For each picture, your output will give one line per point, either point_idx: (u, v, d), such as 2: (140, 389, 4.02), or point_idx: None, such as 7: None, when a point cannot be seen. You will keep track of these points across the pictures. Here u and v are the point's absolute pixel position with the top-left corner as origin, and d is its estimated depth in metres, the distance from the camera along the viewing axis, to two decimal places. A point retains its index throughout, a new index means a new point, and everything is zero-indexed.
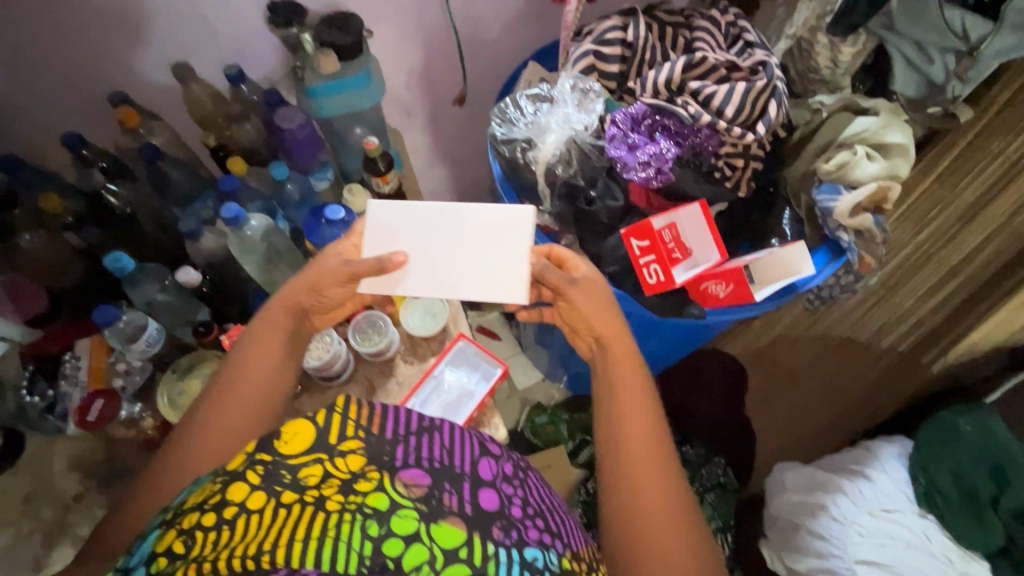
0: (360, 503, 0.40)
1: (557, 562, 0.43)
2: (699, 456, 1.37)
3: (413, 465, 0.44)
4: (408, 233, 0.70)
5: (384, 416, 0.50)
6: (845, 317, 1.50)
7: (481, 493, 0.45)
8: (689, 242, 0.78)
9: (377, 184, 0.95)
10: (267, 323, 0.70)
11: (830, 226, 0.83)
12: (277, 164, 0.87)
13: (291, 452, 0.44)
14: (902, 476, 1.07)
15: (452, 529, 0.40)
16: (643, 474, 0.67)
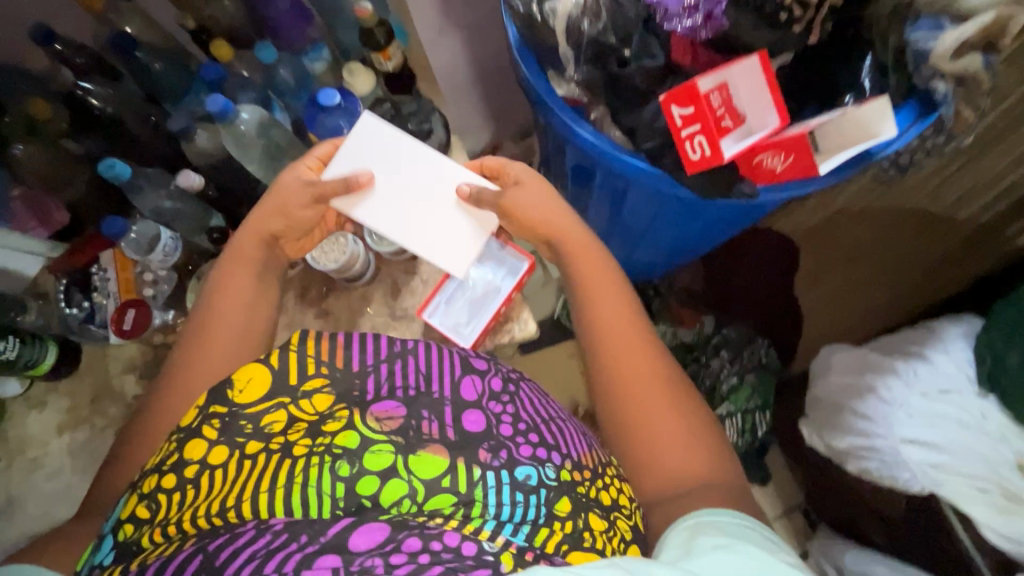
0: (331, 444, 0.47)
1: (553, 474, 0.51)
2: (740, 336, 1.38)
3: (387, 397, 0.51)
4: (380, 163, 0.77)
5: (350, 345, 0.54)
6: (919, 186, 1.35)
7: (466, 416, 0.52)
8: (742, 107, 0.67)
9: (378, 61, 0.84)
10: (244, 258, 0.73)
11: (923, 74, 0.68)
12: (264, 46, 0.77)
13: (247, 402, 0.49)
14: (964, 357, 1.00)
15: (434, 462, 0.47)
16: (628, 367, 0.70)
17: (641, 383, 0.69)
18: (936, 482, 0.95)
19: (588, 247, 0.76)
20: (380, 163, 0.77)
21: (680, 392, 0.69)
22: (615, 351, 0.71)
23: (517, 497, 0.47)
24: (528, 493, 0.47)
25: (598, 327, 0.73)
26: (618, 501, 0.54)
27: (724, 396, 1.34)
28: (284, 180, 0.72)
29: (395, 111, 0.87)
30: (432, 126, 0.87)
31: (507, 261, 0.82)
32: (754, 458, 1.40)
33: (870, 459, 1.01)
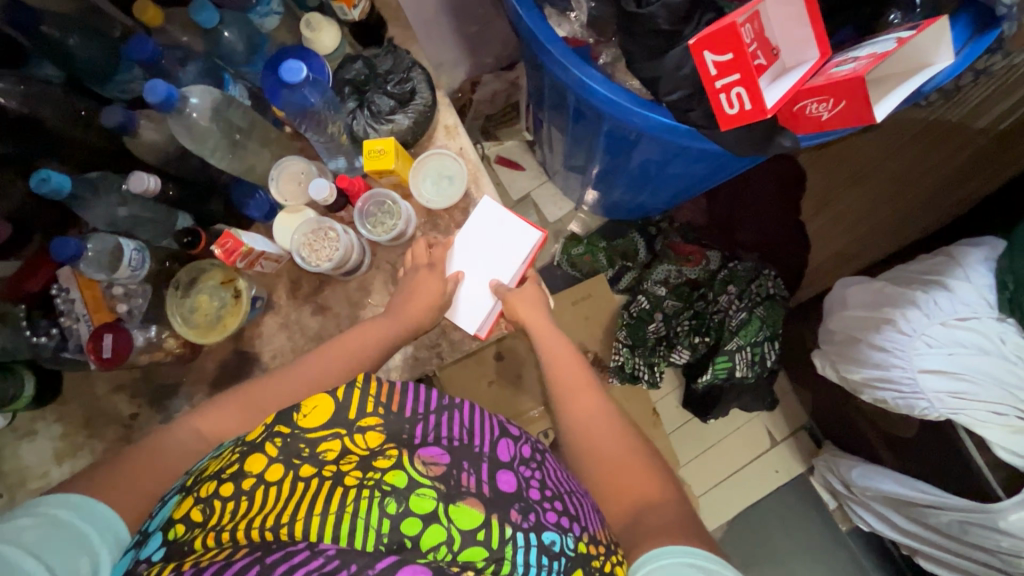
0: (380, 480, 0.43)
1: (574, 545, 0.46)
2: (748, 270, 1.33)
3: (432, 444, 0.48)
4: (486, 240, 0.76)
5: (405, 393, 0.53)
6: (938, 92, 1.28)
7: (499, 475, 0.48)
8: (773, 38, 0.58)
9: (342, 10, 0.72)
10: (372, 326, 0.70)
11: None
12: (202, 6, 0.64)
13: (310, 426, 0.47)
14: (985, 283, 0.99)
15: (471, 511, 0.43)
16: (589, 421, 0.66)
17: (599, 428, 0.65)
18: (954, 409, 0.95)
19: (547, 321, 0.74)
20: (483, 239, 0.76)
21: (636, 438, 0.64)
22: (573, 402, 0.68)
23: (543, 561, 0.43)
24: (552, 559, 0.43)
25: (553, 377, 0.70)
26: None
27: (733, 332, 1.29)
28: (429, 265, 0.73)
29: (368, 69, 0.75)
30: (414, 85, 0.74)
31: (513, 231, 0.75)
32: (763, 388, 1.38)
33: (885, 387, 1.01)
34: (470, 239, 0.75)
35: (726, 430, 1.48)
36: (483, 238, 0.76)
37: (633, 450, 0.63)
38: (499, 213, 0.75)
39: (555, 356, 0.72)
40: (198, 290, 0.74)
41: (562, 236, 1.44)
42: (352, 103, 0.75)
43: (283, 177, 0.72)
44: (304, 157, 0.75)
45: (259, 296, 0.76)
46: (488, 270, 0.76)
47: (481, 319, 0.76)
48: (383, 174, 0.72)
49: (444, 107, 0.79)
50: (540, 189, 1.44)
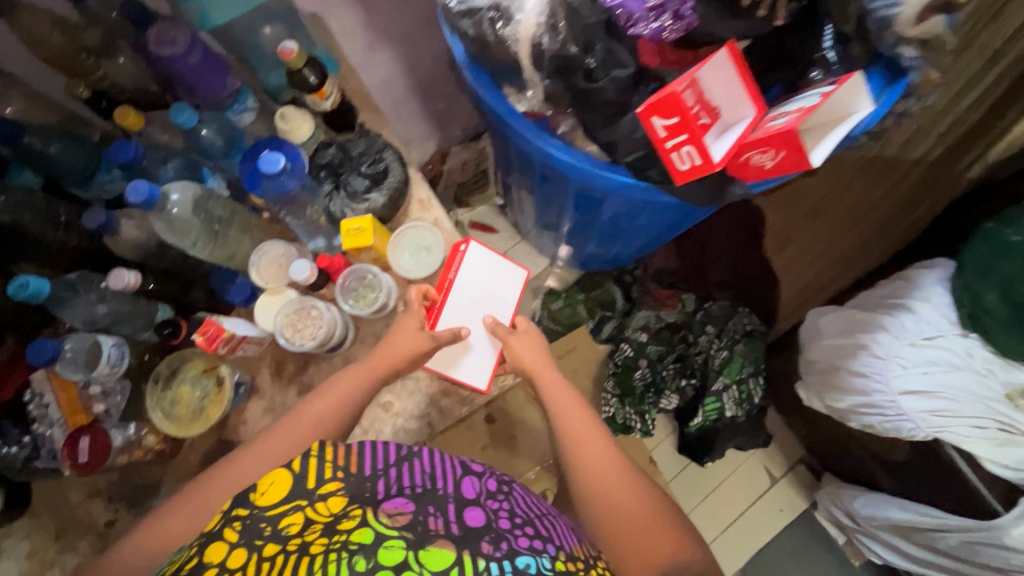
0: (346, 541, 0.42)
1: (551, 565, 0.45)
2: (723, 310, 1.38)
3: (395, 495, 0.49)
4: (477, 284, 0.76)
5: (363, 453, 0.54)
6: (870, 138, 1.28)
7: (468, 512, 0.49)
8: (714, 99, 0.64)
9: (315, 102, 0.76)
10: (345, 379, 0.69)
11: (886, 41, 0.68)
12: (180, 109, 0.68)
13: (268, 503, 0.47)
14: (943, 300, 1.03)
15: (441, 551, 0.42)
16: (604, 476, 0.66)
17: (610, 478, 0.66)
18: (937, 427, 0.97)
19: (550, 365, 0.75)
20: (474, 282, 0.76)
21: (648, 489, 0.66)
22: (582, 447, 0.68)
23: None
24: None
25: (561, 425, 0.70)
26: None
27: (718, 372, 1.32)
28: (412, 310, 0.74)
29: (341, 153, 0.78)
30: (386, 163, 0.78)
31: (500, 268, 0.77)
32: (755, 425, 1.38)
33: (871, 413, 1.03)
34: (464, 282, 0.75)
35: (725, 471, 1.46)
36: (475, 281, 0.76)
37: (645, 502, 0.65)
38: (488, 255, 0.77)
39: (561, 401, 0.72)
40: (178, 381, 0.73)
41: (541, 291, 1.48)
42: (327, 186, 0.78)
43: (264, 262, 0.74)
44: (282, 239, 0.77)
45: (242, 381, 0.75)
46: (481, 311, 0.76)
47: (481, 367, 0.76)
48: (361, 250, 0.74)
49: (416, 181, 0.82)
50: (515, 249, 1.49)
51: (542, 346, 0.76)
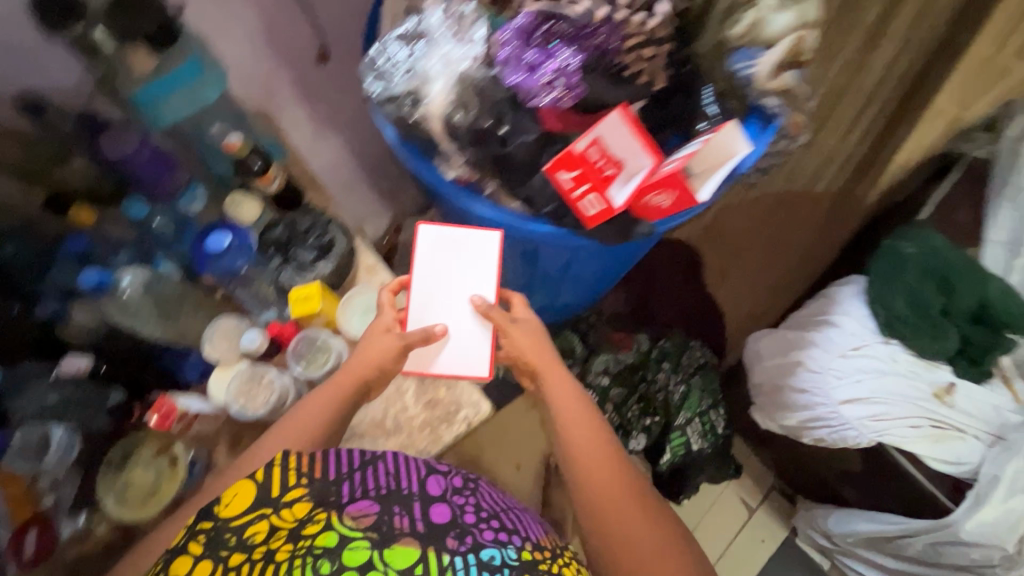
0: (311, 546, 0.46)
1: (515, 555, 0.50)
2: (677, 345, 1.44)
3: (360, 498, 0.52)
4: (447, 267, 0.77)
5: (327, 460, 0.56)
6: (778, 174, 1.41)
7: (433, 509, 0.53)
8: (616, 152, 0.69)
9: (261, 185, 0.83)
10: (323, 395, 0.72)
11: (754, 94, 0.82)
12: (133, 203, 0.77)
13: (232, 515, 0.50)
14: (863, 312, 1.11)
15: (405, 550, 0.46)
16: (605, 478, 0.71)
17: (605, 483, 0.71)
18: (879, 432, 1.03)
19: (557, 367, 0.79)
20: (444, 268, 0.77)
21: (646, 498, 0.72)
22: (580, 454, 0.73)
23: None
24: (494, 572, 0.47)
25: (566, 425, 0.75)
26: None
27: (679, 406, 1.38)
28: (382, 316, 0.77)
29: (290, 229, 0.84)
30: (332, 235, 0.84)
31: (467, 244, 0.78)
32: (722, 455, 1.41)
33: (819, 426, 1.09)
34: (429, 270, 0.77)
35: (702, 509, 1.47)
36: (444, 265, 0.77)
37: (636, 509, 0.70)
38: (446, 233, 0.78)
39: (563, 404, 0.76)
40: (132, 464, 0.73)
41: None
42: (277, 260, 0.84)
43: (217, 338, 0.77)
44: (234, 313, 0.81)
45: (197, 459, 0.75)
46: (459, 296, 0.78)
47: (475, 352, 0.78)
48: (312, 317, 0.79)
49: (364, 250, 0.88)
50: None
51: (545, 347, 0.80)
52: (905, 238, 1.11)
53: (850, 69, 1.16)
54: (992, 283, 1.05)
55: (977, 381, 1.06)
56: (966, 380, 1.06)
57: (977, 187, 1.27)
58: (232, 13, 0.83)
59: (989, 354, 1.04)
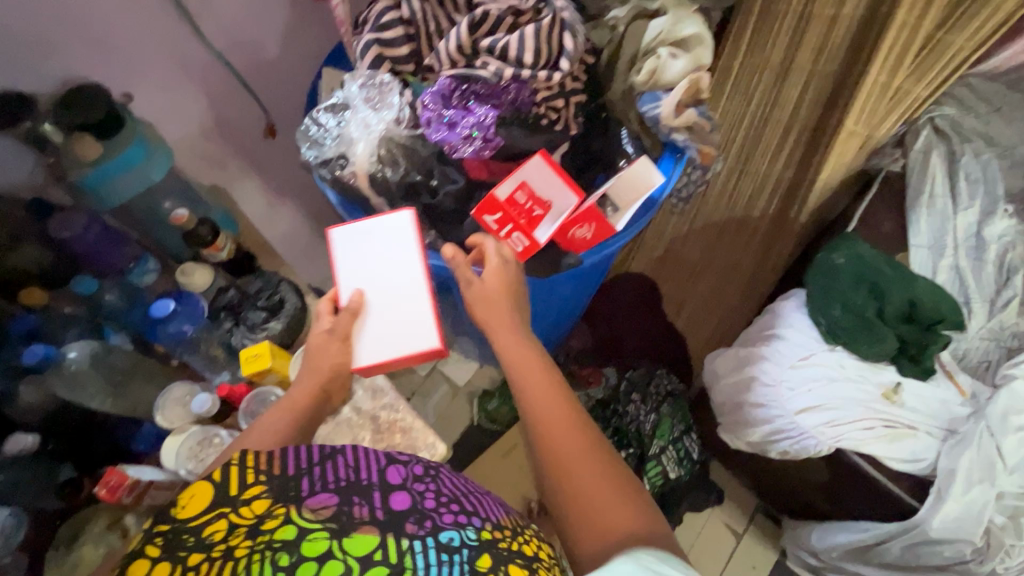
0: (271, 540, 0.48)
1: (475, 535, 0.52)
2: (642, 374, 1.46)
3: (319, 490, 0.53)
4: (370, 259, 0.72)
5: (286, 455, 0.57)
6: (718, 198, 1.43)
7: (393, 498, 0.54)
8: (544, 195, 0.76)
9: (211, 254, 0.88)
10: (286, 407, 0.68)
11: (664, 131, 0.89)
12: (81, 279, 0.79)
13: (190, 516, 0.51)
14: (805, 323, 1.15)
15: (364, 537, 0.49)
16: (557, 429, 0.63)
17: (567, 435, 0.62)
18: (836, 437, 1.06)
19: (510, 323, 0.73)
20: (364, 261, 0.72)
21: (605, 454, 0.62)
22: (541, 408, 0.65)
23: (442, 558, 0.48)
24: (452, 554, 0.49)
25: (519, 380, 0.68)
26: (539, 554, 0.53)
27: (651, 435, 1.37)
28: (322, 326, 0.72)
29: (240, 293, 0.88)
30: (282, 295, 0.87)
31: (385, 229, 0.72)
32: (700, 480, 1.42)
33: (781, 439, 1.11)
34: (354, 264, 0.72)
35: (689, 538, 1.45)
36: (364, 257, 0.72)
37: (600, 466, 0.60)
38: (359, 225, 0.73)
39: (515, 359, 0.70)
40: (81, 544, 0.71)
41: (476, 395, 1.53)
42: (228, 323, 0.86)
43: (168, 405, 0.78)
44: (187, 381, 0.83)
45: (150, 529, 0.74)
46: (390, 283, 0.71)
47: (419, 334, 0.70)
48: (264, 375, 0.79)
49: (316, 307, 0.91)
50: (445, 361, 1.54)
51: (500, 301, 0.74)
52: (836, 249, 1.16)
53: (767, 100, 1.29)
54: (918, 284, 1.12)
55: (924, 379, 1.11)
56: (910, 377, 1.11)
57: (897, 197, 1.31)
58: (181, 97, 0.91)
59: (925, 351, 1.10)
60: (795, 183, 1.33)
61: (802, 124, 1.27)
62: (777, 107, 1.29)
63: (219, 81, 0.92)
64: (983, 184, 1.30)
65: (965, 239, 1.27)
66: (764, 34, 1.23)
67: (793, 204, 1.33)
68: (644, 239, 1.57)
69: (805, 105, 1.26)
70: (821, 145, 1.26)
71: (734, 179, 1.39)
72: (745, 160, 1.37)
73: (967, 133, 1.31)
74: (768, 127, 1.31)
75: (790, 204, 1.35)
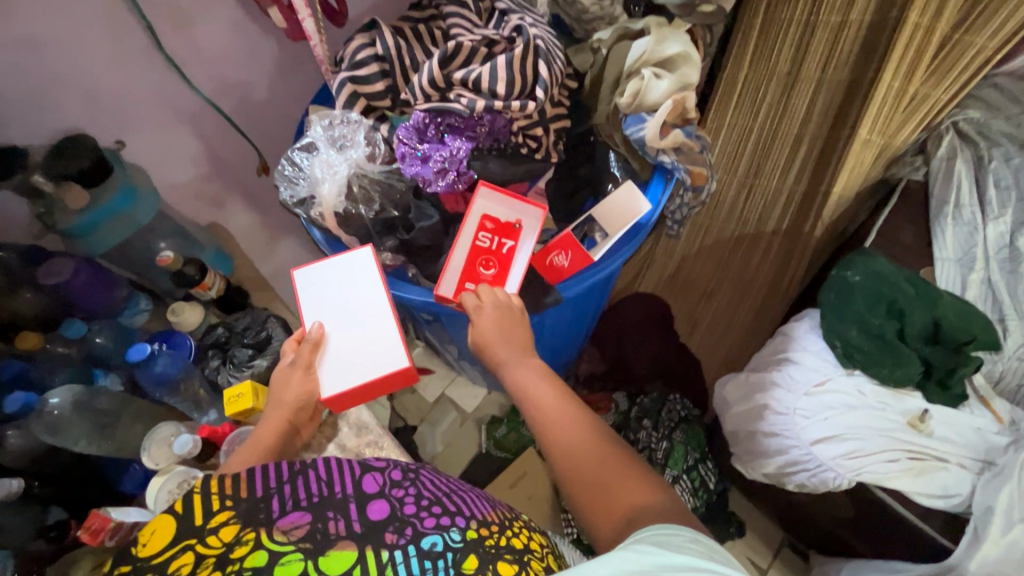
0: (239, 569, 0.46)
1: (460, 536, 0.51)
2: (655, 400, 1.35)
3: (292, 509, 0.51)
4: (331, 295, 0.74)
5: (253, 476, 0.55)
6: (729, 214, 1.35)
7: (371, 506, 0.53)
8: (508, 220, 0.78)
9: (200, 293, 0.92)
10: (254, 439, 0.68)
11: (651, 154, 0.85)
12: (70, 324, 0.83)
13: (153, 553, 0.49)
14: (819, 346, 1.08)
15: (343, 554, 0.48)
16: (569, 437, 0.63)
17: (575, 433, 0.64)
18: (856, 470, 0.98)
19: (515, 347, 0.72)
20: (327, 298, 0.74)
21: (620, 450, 0.63)
22: (546, 414, 0.66)
23: (426, 565, 0.48)
24: (436, 559, 0.48)
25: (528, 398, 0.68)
26: (529, 545, 0.53)
27: (664, 464, 1.28)
28: (290, 364, 0.72)
29: (228, 330, 0.92)
30: (269, 332, 0.92)
31: (348, 263, 0.75)
32: (718, 512, 1.33)
33: (798, 471, 1.03)
34: (319, 299, 0.74)
35: None
36: (329, 294, 0.74)
37: (613, 456, 0.62)
38: (324, 263, 0.75)
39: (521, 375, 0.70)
40: None
41: (484, 422, 1.45)
42: (216, 361, 0.90)
43: (154, 445, 0.78)
44: (173, 420, 0.83)
45: None
46: (352, 315, 0.73)
47: (382, 359, 0.72)
48: (250, 414, 0.79)
49: None
50: (453, 387, 1.48)
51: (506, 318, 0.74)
52: (850, 265, 1.08)
53: (777, 109, 1.22)
54: (943, 301, 1.03)
55: (953, 406, 1.03)
56: (938, 404, 1.03)
57: (921, 209, 1.22)
58: (175, 140, 0.94)
59: (954, 374, 1.02)
60: (810, 194, 1.24)
61: (813, 134, 1.20)
62: (786, 117, 1.22)
63: (211, 123, 0.95)
64: (1014, 191, 1.19)
65: (997, 250, 1.17)
66: (769, 46, 1.19)
67: (808, 217, 1.24)
68: (654, 259, 1.49)
69: (823, 108, 1.18)
70: (837, 150, 1.18)
71: (744, 195, 1.32)
72: (755, 174, 1.29)
73: (996, 136, 1.21)
74: (777, 139, 1.24)
75: (804, 218, 1.26)
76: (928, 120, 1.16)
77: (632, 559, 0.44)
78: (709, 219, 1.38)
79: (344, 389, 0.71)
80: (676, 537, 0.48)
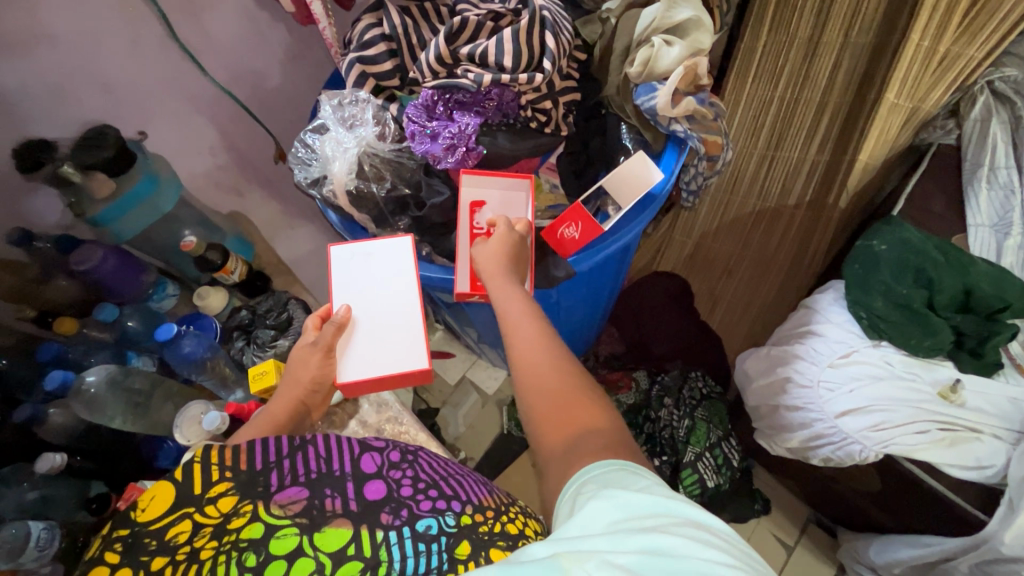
0: (236, 540, 0.49)
1: (454, 521, 0.52)
2: (676, 377, 1.33)
3: (290, 484, 0.53)
4: (356, 280, 0.75)
5: (252, 449, 0.57)
6: (751, 187, 1.31)
7: (367, 486, 0.55)
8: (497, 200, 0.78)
9: (224, 276, 0.95)
10: (269, 412, 0.71)
11: (663, 124, 0.83)
12: (104, 308, 0.88)
13: (152, 519, 0.51)
14: (845, 318, 1.05)
15: (338, 531, 0.50)
16: (531, 361, 0.62)
17: (539, 359, 0.62)
18: (883, 442, 0.96)
19: (498, 275, 0.70)
20: (352, 282, 0.75)
21: (581, 378, 0.62)
22: (518, 335, 0.65)
23: (420, 548, 0.49)
24: (430, 543, 0.49)
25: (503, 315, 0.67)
26: (524, 531, 0.55)
27: (686, 442, 1.25)
28: (314, 344, 0.73)
29: (251, 313, 0.96)
30: (290, 313, 0.95)
31: (375, 246, 0.76)
32: (743, 490, 1.31)
33: (823, 445, 1.01)
34: (345, 281, 0.74)
35: None
36: (354, 276, 0.75)
37: (578, 383, 0.61)
38: (359, 245, 0.76)
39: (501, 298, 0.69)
40: None
41: (505, 404, 1.47)
42: (240, 343, 0.95)
43: (186, 423, 0.80)
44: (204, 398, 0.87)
45: None
46: (373, 301, 0.74)
47: (400, 354, 0.73)
48: (271, 391, 0.82)
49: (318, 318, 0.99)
50: (473, 369, 1.50)
51: (500, 249, 0.72)
52: (875, 235, 1.05)
53: (797, 76, 1.18)
54: (974, 268, 1.00)
55: (987, 375, 1.00)
56: (972, 374, 1.00)
57: (953, 172, 1.17)
58: (193, 130, 0.96)
59: (988, 343, 0.98)
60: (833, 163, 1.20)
61: (837, 103, 1.17)
62: (807, 86, 1.18)
63: (227, 112, 0.97)
64: None
65: None
66: (788, 11, 1.14)
67: (832, 188, 1.20)
68: (672, 236, 1.47)
69: (845, 76, 1.15)
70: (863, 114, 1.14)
71: (765, 167, 1.28)
72: (776, 145, 1.26)
73: None
74: (798, 109, 1.20)
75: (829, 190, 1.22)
76: (960, 80, 1.09)
77: (598, 513, 0.43)
78: (729, 194, 1.35)
79: (360, 378, 0.72)
80: (635, 480, 0.48)
